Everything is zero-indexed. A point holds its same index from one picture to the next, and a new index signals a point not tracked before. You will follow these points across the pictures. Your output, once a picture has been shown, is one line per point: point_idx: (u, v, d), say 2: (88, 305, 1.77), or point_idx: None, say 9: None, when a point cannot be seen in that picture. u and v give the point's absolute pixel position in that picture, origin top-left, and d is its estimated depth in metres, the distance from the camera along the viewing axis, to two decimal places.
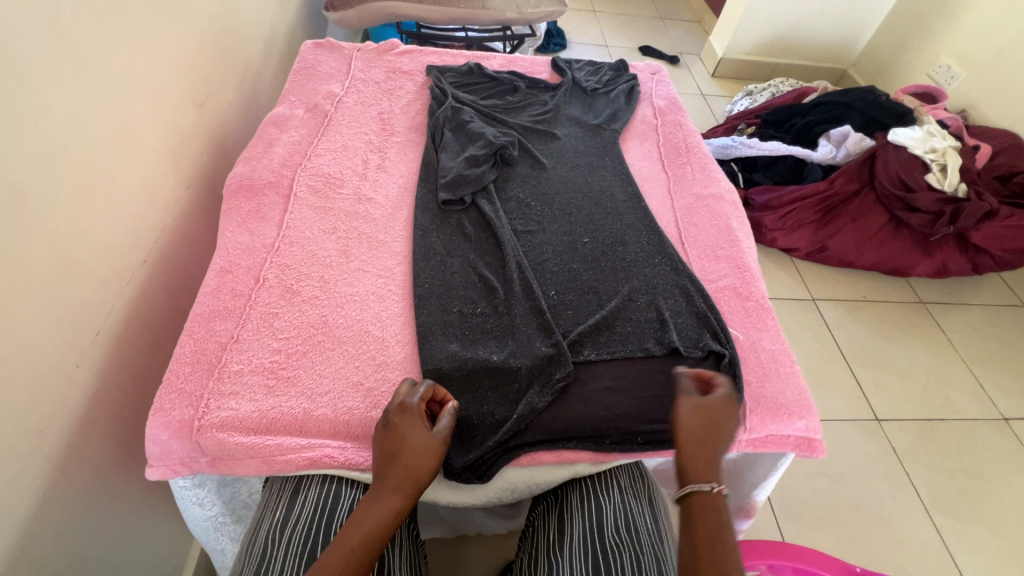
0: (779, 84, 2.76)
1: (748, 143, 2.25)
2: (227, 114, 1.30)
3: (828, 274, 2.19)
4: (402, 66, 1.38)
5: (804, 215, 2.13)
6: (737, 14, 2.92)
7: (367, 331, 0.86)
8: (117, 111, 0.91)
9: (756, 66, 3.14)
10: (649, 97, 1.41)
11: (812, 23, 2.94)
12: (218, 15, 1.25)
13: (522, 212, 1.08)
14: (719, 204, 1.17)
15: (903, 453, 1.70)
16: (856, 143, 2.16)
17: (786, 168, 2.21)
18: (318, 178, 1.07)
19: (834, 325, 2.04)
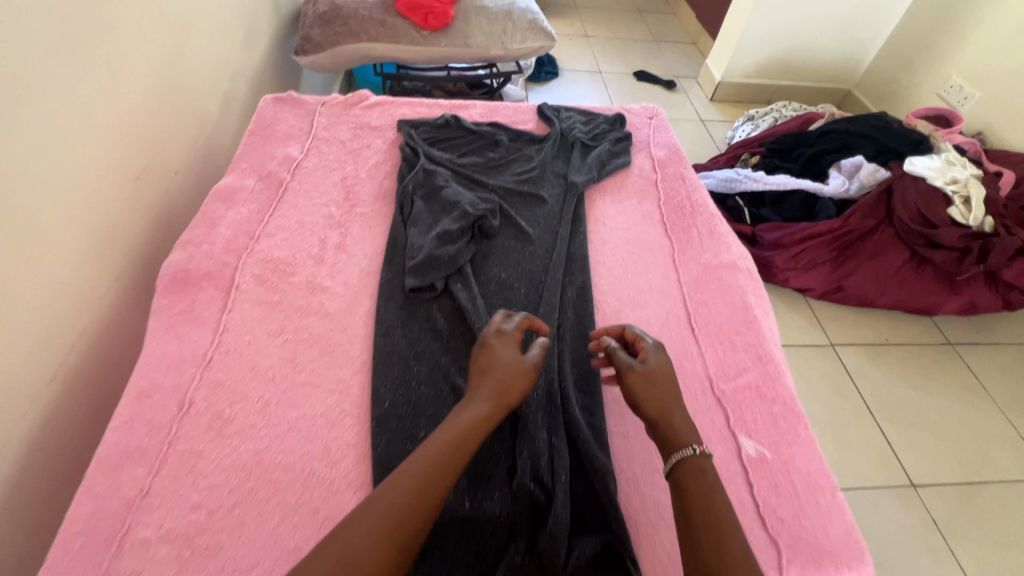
0: (781, 108, 2.63)
1: (754, 177, 2.10)
2: (177, 182, 1.15)
3: (846, 315, 2.03)
4: (371, 121, 1.25)
5: (819, 254, 1.97)
6: (737, 35, 2.77)
7: (309, 474, 0.70)
8: (22, 208, 0.78)
9: (756, 89, 3.00)
10: (646, 147, 1.27)
11: (813, 44, 2.80)
12: (166, 78, 1.13)
13: (505, 297, 0.93)
14: (733, 275, 1.01)
15: (944, 524, 1.52)
16: (870, 174, 1.99)
17: (796, 203, 2.06)
18: (267, 265, 0.93)
19: (856, 374, 1.86)
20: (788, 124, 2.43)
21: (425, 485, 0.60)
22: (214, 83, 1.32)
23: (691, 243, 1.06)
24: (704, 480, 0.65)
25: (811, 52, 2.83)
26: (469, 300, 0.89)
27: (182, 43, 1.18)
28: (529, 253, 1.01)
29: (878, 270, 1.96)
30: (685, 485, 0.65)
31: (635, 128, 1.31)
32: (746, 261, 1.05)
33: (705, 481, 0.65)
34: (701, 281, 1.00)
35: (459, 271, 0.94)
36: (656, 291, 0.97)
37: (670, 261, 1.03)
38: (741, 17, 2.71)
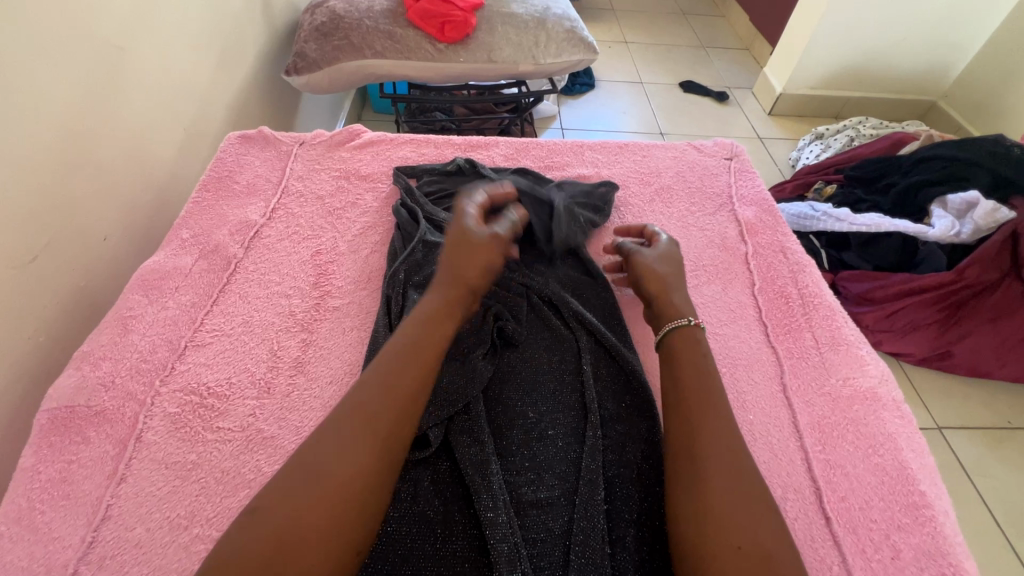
0: (857, 124, 2.11)
1: (836, 216, 1.67)
2: (108, 251, 0.87)
3: (954, 389, 1.56)
4: (361, 168, 0.96)
5: (921, 315, 1.54)
6: (802, 40, 2.10)
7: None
8: None
9: (820, 105, 2.31)
10: (727, 203, 0.94)
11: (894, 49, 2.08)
12: (116, 116, 0.87)
13: (533, 451, 0.62)
14: (875, 416, 0.67)
15: None
16: (989, 213, 1.50)
17: (889, 249, 1.62)
18: (187, 397, 0.64)
19: (975, 474, 1.39)
20: (871, 144, 1.92)
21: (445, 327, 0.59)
22: (175, 115, 1.02)
23: (805, 356, 0.73)
24: (695, 349, 0.62)
25: (899, 64, 2.13)
26: (480, 462, 0.59)
27: (123, 69, 0.88)
28: (569, 372, 0.69)
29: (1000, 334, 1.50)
30: (673, 349, 0.62)
31: (710, 176, 0.99)
32: (890, 388, 0.71)
33: (694, 350, 0.62)
34: (828, 428, 0.66)
35: (466, 408, 0.63)
36: (761, 443, 0.64)
37: (779, 389, 0.69)
38: (810, 16, 2.04)
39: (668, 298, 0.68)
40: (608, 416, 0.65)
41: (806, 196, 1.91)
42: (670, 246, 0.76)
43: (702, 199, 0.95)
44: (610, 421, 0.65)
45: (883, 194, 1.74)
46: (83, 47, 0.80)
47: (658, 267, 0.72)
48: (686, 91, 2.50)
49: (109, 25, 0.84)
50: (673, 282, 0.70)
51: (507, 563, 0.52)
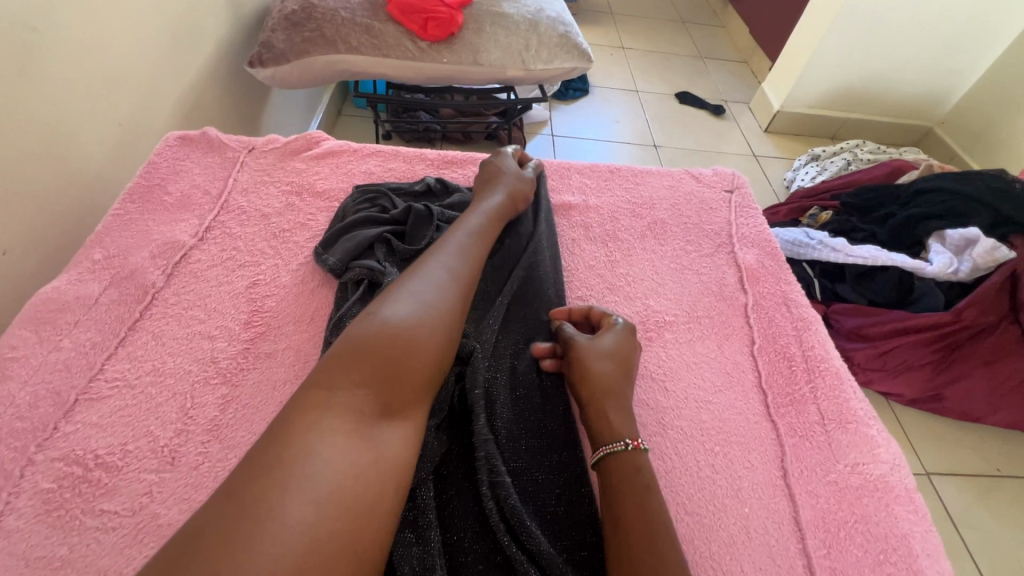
0: (853, 147, 2.04)
1: (833, 246, 1.55)
2: (6, 270, 0.72)
3: (946, 433, 1.46)
4: (315, 182, 0.85)
5: (916, 356, 1.45)
6: (802, 57, 2.02)
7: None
8: None
9: (819, 125, 2.22)
10: (727, 244, 0.85)
11: (898, 72, 2.01)
12: (26, 111, 0.73)
13: (488, 550, 0.51)
14: (886, 512, 0.58)
15: None
16: (987, 252, 1.41)
17: (886, 286, 1.52)
18: (67, 469, 0.52)
19: (963, 525, 1.29)
20: (869, 170, 1.82)
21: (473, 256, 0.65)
22: (108, 109, 0.87)
23: (809, 436, 0.64)
24: (641, 481, 0.52)
25: (901, 87, 2.06)
26: (421, 567, 0.48)
27: (32, 58, 0.73)
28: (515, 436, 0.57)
29: (997, 379, 1.42)
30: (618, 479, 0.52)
31: (707, 209, 0.90)
32: (902, 475, 0.61)
33: (638, 481, 0.52)
34: (830, 530, 0.56)
35: (411, 494, 0.53)
36: (756, 543, 0.55)
37: (779, 475, 0.60)
38: (812, 32, 1.95)
39: (602, 417, 0.57)
40: (576, 510, 0.55)
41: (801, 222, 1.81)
42: (618, 333, 0.64)
43: (699, 237, 0.85)
44: (579, 514, 0.55)
45: (879, 224, 1.63)
46: None
47: (603, 366, 0.61)
48: (682, 102, 2.41)
49: (15, 1, 0.70)
50: (615, 390, 0.59)
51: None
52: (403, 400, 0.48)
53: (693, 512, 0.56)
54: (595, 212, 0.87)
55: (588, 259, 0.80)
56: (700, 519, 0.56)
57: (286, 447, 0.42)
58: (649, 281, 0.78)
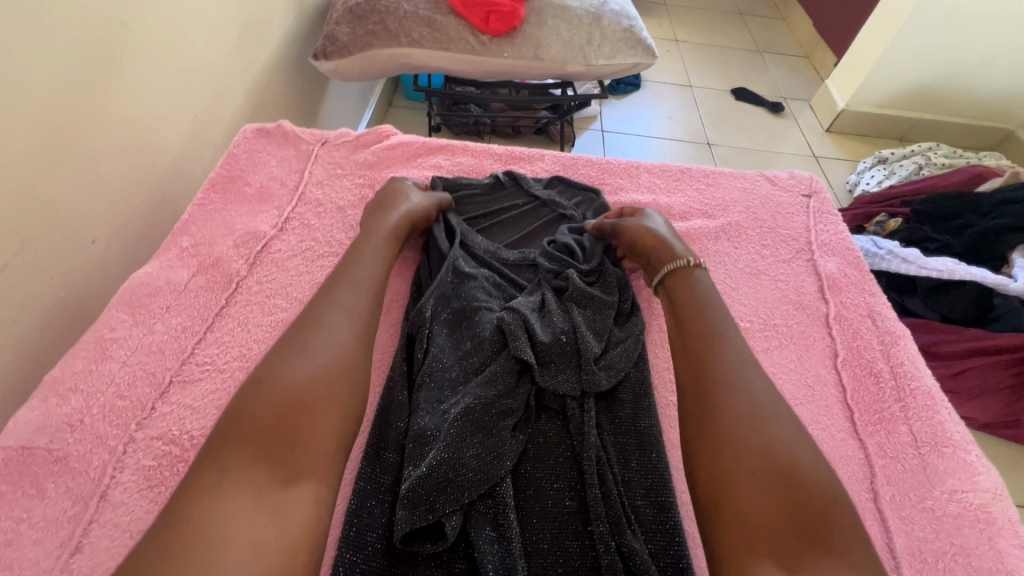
0: (926, 150, 1.91)
1: (904, 257, 1.47)
2: (98, 255, 0.76)
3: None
4: (387, 175, 0.86)
5: (993, 377, 1.34)
6: (873, 53, 1.92)
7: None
8: None
9: (889, 126, 2.11)
10: (806, 249, 0.81)
11: (980, 71, 1.87)
12: (116, 103, 0.77)
13: (568, 552, 0.51)
14: (989, 545, 0.54)
15: None
16: None
17: (963, 302, 1.41)
18: (165, 448, 0.54)
19: None
20: (947, 176, 1.71)
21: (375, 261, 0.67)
22: (187, 103, 0.91)
23: (901, 457, 0.60)
24: (716, 340, 0.59)
25: (982, 88, 1.92)
26: (504, 566, 0.48)
27: (121, 50, 0.77)
28: (595, 438, 0.57)
29: None
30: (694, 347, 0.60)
31: (779, 211, 0.87)
32: (1005, 505, 0.57)
33: (712, 339, 0.60)
34: (932, 559, 0.53)
35: (491, 491, 0.53)
36: None
37: (869, 497, 0.57)
38: (886, 27, 1.85)
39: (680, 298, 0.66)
40: (661, 515, 0.53)
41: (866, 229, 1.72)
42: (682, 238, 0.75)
43: (775, 242, 0.82)
44: (664, 520, 0.52)
45: (954, 235, 1.54)
46: (76, 22, 0.69)
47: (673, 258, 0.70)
48: (738, 99, 2.32)
49: None
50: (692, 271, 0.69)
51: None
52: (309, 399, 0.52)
53: None
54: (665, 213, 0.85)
55: None
56: None
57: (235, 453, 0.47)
58: (723, 285, 0.76)
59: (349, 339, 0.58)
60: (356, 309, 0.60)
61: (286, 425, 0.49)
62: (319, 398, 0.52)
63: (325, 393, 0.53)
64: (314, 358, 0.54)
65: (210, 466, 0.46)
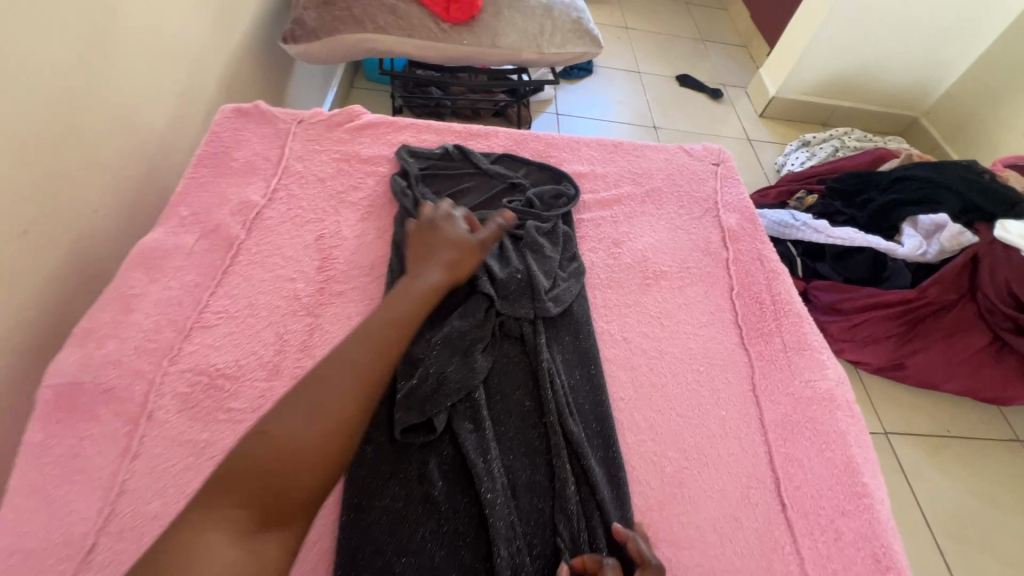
0: (842, 136, 2.23)
1: (815, 227, 1.79)
2: (97, 225, 0.84)
3: (904, 398, 1.74)
4: (362, 150, 0.97)
5: (883, 329, 1.69)
6: (800, 45, 2.17)
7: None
8: None
9: (813, 113, 2.39)
10: (713, 208, 1.00)
11: (888, 62, 2.17)
12: (101, 83, 0.83)
13: (529, 437, 0.67)
14: (830, 415, 0.75)
15: None
16: (954, 237, 1.65)
17: (862, 265, 1.76)
18: (196, 377, 0.66)
19: (912, 477, 1.60)
20: (854, 158, 2.07)
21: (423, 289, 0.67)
22: (167, 82, 0.97)
23: (774, 360, 0.80)
24: None
25: (886, 75, 2.21)
26: (481, 447, 0.64)
27: (109, 35, 0.83)
28: (547, 355, 0.73)
29: (951, 352, 1.67)
30: None
31: (695, 179, 1.05)
32: (844, 389, 0.79)
33: None
34: (790, 425, 0.74)
35: (468, 397, 0.68)
36: (731, 436, 0.72)
37: (750, 388, 0.77)
38: (811, 20, 2.10)
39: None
40: (595, 408, 0.70)
41: (789, 205, 2.05)
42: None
43: (690, 203, 1.00)
44: (598, 412, 0.70)
45: (860, 210, 1.90)
46: (69, 9, 0.75)
47: None
48: (684, 86, 2.53)
49: None
50: None
51: (504, 545, 0.58)
52: (343, 374, 0.57)
53: (685, 415, 0.73)
54: (602, 180, 1.01)
55: (597, 220, 0.94)
56: (690, 418, 0.73)
57: (293, 397, 0.56)
58: (648, 237, 0.93)
59: (385, 327, 0.62)
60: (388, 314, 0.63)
61: (325, 386, 0.56)
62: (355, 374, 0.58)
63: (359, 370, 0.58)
64: (358, 340, 0.60)
65: (286, 402, 0.56)
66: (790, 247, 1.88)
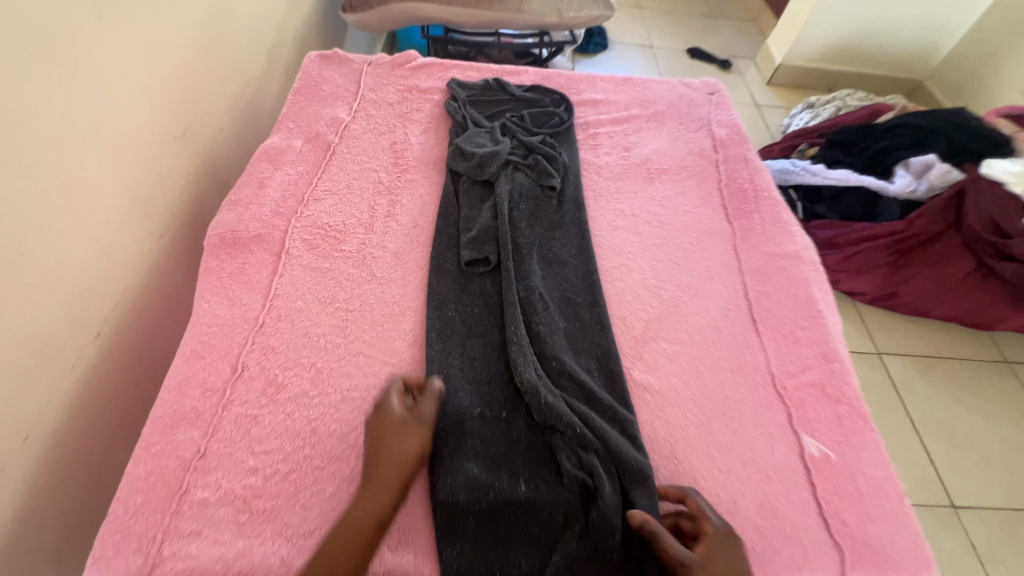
0: (846, 96, 2.36)
1: (812, 171, 1.96)
2: (218, 138, 1.10)
3: (898, 325, 1.91)
4: (420, 83, 1.20)
5: (875, 258, 1.87)
6: (803, 11, 2.34)
7: (362, 446, 0.68)
8: (83, 170, 0.76)
9: (819, 77, 2.55)
10: (707, 124, 1.21)
11: (889, 26, 2.32)
12: (219, 27, 1.08)
13: (559, 271, 0.90)
14: (796, 265, 0.96)
15: (985, 551, 1.46)
16: (942, 174, 1.82)
17: (856, 201, 1.94)
18: (316, 230, 0.90)
19: (902, 390, 1.76)
20: (853, 113, 2.22)
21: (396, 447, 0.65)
22: (258, 33, 1.23)
23: (753, 229, 1.01)
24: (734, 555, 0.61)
25: (888, 39, 2.36)
26: (524, 273, 0.87)
27: None
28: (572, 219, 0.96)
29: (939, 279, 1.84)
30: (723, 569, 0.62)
31: (694, 104, 1.25)
32: (810, 251, 0.99)
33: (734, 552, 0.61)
34: (764, 271, 0.95)
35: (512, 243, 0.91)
36: (716, 278, 0.93)
37: (732, 247, 0.98)
38: None
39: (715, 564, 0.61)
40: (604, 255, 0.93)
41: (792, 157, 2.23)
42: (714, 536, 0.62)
43: (689, 121, 1.21)
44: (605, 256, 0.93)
45: (859, 156, 2.05)
46: None
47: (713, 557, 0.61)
48: (694, 58, 2.71)
49: None
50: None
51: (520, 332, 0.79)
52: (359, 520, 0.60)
53: (680, 264, 0.94)
54: (614, 105, 1.23)
55: (610, 134, 1.16)
56: (684, 266, 0.94)
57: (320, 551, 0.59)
58: (652, 145, 1.14)
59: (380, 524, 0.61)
60: (388, 486, 0.63)
61: (344, 531, 0.60)
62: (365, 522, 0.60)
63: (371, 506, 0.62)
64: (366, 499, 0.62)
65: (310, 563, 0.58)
66: (791, 193, 2.06)
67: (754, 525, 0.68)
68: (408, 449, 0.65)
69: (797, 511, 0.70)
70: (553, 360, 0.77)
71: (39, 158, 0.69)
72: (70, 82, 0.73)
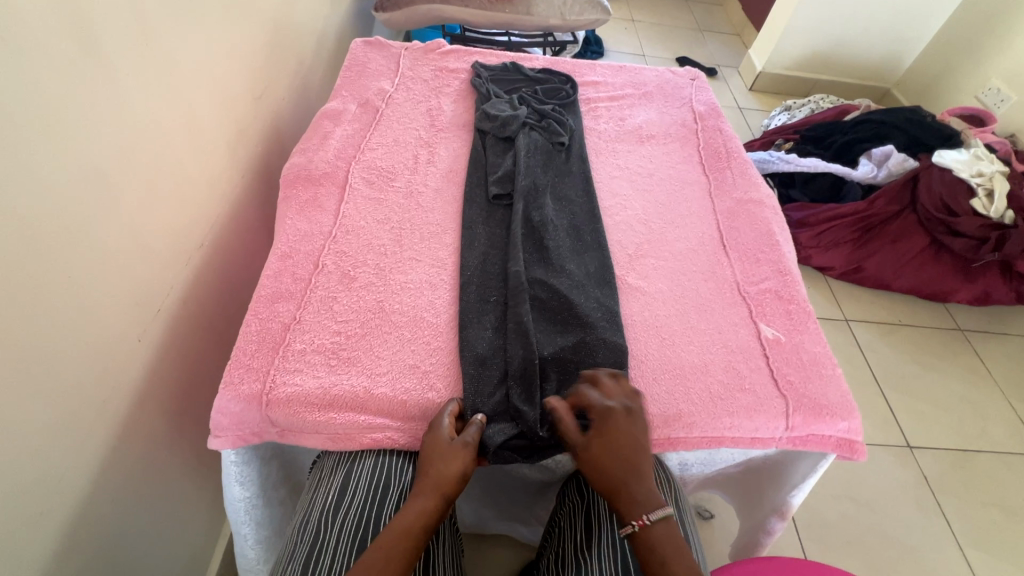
0: (818, 100, 2.59)
1: (786, 159, 2.21)
2: (282, 105, 1.32)
3: (864, 296, 2.12)
4: (449, 65, 1.43)
5: (841, 234, 2.10)
6: (779, 24, 2.62)
7: (408, 389, 0.81)
8: (200, 112, 0.97)
9: (796, 83, 2.82)
10: (689, 102, 1.44)
11: (856, 38, 2.60)
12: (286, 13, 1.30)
13: (564, 205, 1.12)
14: (759, 207, 1.18)
15: (936, 482, 1.60)
16: (899, 163, 2.08)
17: (824, 185, 2.19)
18: (371, 170, 1.11)
19: (868, 349, 1.95)
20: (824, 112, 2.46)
21: (442, 467, 0.73)
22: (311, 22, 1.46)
23: (724, 179, 1.24)
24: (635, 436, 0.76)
25: (855, 49, 2.64)
26: (536, 202, 1.09)
27: None
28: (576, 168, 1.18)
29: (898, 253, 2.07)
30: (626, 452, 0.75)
31: (678, 87, 1.48)
32: (771, 198, 1.21)
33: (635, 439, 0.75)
34: (733, 211, 1.17)
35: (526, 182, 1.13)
36: (695, 215, 1.15)
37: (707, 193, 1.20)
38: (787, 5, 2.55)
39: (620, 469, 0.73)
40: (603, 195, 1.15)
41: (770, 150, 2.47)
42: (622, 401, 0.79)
43: (674, 100, 1.44)
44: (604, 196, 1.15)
45: (827, 149, 2.31)
46: None
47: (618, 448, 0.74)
48: (683, 66, 2.98)
49: None
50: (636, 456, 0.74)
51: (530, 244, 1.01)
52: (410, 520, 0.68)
53: (665, 204, 1.16)
54: (612, 86, 1.46)
55: (608, 108, 1.39)
56: (669, 206, 1.16)
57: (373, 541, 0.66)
58: (643, 117, 1.37)
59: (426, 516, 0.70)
60: (432, 492, 0.71)
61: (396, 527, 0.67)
62: (414, 526, 0.68)
63: (421, 515, 0.69)
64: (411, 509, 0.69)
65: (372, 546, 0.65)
66: (768, 180, 2.30)
67: (721, 381, 0.88)
68: (452, 462, 0.73)
69: (754, 372, 0.90)
70: (558, 265, 0.99)
71: (171, 96, 0.90)
72: (191, 41, 0.94)
